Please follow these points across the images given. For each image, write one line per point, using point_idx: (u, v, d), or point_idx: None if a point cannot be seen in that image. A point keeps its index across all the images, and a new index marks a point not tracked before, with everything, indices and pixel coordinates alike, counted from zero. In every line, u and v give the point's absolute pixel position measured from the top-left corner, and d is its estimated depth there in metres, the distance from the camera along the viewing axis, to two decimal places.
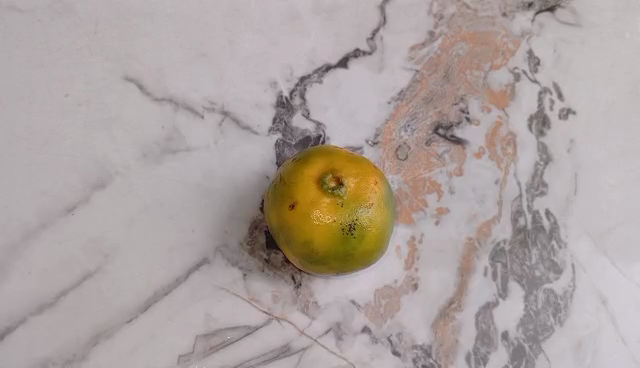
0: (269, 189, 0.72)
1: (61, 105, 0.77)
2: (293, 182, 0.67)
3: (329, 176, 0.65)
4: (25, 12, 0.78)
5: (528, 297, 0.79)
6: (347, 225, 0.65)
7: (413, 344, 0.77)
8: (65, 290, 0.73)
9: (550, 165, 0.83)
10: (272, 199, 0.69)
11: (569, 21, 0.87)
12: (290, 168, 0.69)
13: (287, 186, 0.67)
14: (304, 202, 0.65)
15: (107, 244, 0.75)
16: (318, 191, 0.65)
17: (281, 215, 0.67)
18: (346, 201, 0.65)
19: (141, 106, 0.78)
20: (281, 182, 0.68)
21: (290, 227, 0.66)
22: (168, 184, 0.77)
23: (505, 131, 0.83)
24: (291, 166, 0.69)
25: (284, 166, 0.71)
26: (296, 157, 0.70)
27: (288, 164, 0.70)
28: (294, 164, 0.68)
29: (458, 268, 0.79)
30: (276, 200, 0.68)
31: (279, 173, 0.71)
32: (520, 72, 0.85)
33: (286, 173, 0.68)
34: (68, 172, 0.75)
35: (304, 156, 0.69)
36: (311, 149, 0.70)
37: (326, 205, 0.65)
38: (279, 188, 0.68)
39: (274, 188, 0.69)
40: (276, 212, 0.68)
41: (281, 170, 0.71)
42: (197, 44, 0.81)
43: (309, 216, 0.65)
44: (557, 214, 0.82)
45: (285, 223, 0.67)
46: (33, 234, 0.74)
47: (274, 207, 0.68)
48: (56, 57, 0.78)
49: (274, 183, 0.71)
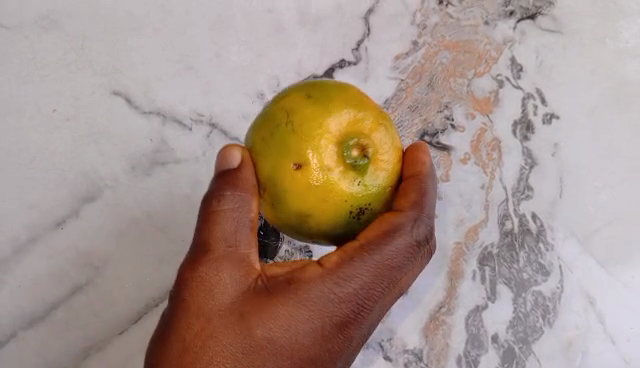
0: (261, 119, 0.59)
1: (49, 120, 0.78)
2: (307, 136, 0.55)
3: (354, 141, 0.55)
4: (11, 28, 0.79)
5: (516, 299, 0.80)
6: (356, 203, 0.57)
7: (404, 349, 0.78)
8: (55, 303, 0.74)
9: (535, 170, 0.83)
10: (265, 143, 0.57)
11: (550, 28, 0.87)
12: (301, 110, 0.57)
13: (294, 137, 0.56)
14: (315, 164, 0.55)
15: (97, 257, 0.76)
16: (336, 157, 0.55)
17: (277, 170, 0.56)
18: (363, 176, 0.56)
19: (130, 119, 0.79)
20: (283, 124, 0.56)
21: (285, 189, 0.56)
22: (159, 196, 0.78)
23: (489, 137, 0.84)
24: (304, 107, 0.57)
25: (285, 98, 0.59)
26: (307, 93, 0.58)
27: (295, 101, 0.58)
28: (307, 106, 0.57)
29: (447, 273, 0.80)
30: (270, 148, 0.57)
31: (277, 105, 0.59)
32: (504, 79, 0.86)
33: (294, 116, 0.56)
34: (57, 186, 0.77)
35: (322, 101, 0.57)
36: (327, 89, 0.59)
37: (341, 176, 0.55)
38: (283, 133, 0.56)
39: (268, 127, 0.57)
40: (269, 161, 0.56)
41: (281, 100, 0.59)
42: (184, 56, 0.81)
43: (316, 183, 0.55)
44: (543, 217, 0.82)
45: (278, 183, 0.56)
46: (23, 248, 0.75)
47: (267, 154, 0.57)
48: (42, 72, 0.79)
49: (267, 117, 0.58)
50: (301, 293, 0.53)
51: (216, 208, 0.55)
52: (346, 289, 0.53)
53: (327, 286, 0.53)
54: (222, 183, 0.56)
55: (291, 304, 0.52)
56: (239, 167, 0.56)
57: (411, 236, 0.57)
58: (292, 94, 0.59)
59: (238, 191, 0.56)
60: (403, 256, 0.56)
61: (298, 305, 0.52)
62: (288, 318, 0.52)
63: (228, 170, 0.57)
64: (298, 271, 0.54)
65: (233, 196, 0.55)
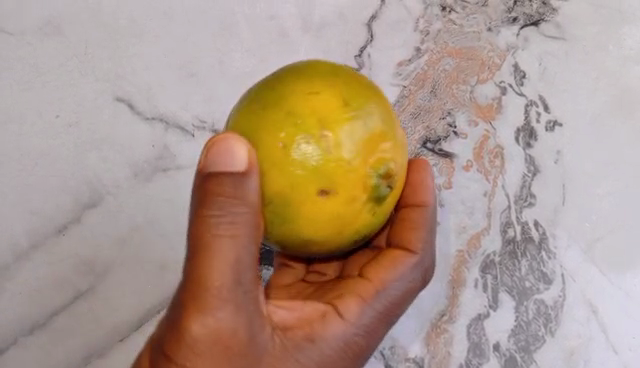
0: (281, 112, 0.57)
1: (52, 126, 0.78)
2: (344, 162, 0.56)
3: (384, 173, 0.57)
4: (15, 34, 0.80)
5: (518, 307, 0.80)
6: (365, 224, 0.59)
7: (406, 357, 0.79)
8: (56, 310, 0.75)
9: (538, 177, 0.83)
10: (288, 153, 0.56)
11: (554, 35, 0.86)
12: (340, 126, 0.57)
13: (331, 159, 0.56)
14: (342, 190, 0.57)
15: (98, 264, 0.76)
16: (363, 185, 0.57)
17: (300, 188, 0.56)
18: (379, 203, 0.59)
19: (131, 125, 0.79)
20: (317, 140, 0.56)
21: (304, 208, 0.57)
22: (160, 202, 0.78)
23: (492, 144, 0.84)
24: (345, 124, 0.57)
25: (318, 99, 0.58)
26: (342, 103, 0.58)
27: (331, 109, 0.58)
28: (345, 122, 0.57)
29: (449, 281, 0.81)
30: (295, 159, 0.56)
31: (308, 106, 0.57)
32: (507, 86, 0.85)
33: (332, 131, 0.57)
34: (59, 192, 0.77)
35: (359, 121, 0.58)
36: (364, 100, 0.59)
37: (363, 203, 0.58)
38: (317, 148, 0.56)
39: (296, 134, 0.56)
40: (289, 175, 0.56)
41: (311, 99, 0.58)
42: (186, 63, 0.81)
43: (339, 209, 0.57)
44: (546, 225, 0.82)
45: (293, 201, 0.56)
46: (25, 255, 0.76)
47: (288, 164, 0.56)
48: (45, 78, 0.79)
49: (295, 118, 0.57)
50: (324, 346, 0.60)
51: (224, 234, 0.52)
52: (362, 336, 0.63)
53: (348, 338, 0.62)
54: (226, 198, 0.52)
55: (316, 357, 0.59)
56: (245, 179, 0.52)
57: (414, 282, 0.69)
58: (325, 97, 0.58)
59: (246, 209, 0.52)
60: (406, 299, 0.68)
61: (321, 356, 0.60)
62: (322, 358, 0.60)
63: (233, 184, 0.52)
64: (319, 314, 0.62)
65: (242, 215, 0.52)
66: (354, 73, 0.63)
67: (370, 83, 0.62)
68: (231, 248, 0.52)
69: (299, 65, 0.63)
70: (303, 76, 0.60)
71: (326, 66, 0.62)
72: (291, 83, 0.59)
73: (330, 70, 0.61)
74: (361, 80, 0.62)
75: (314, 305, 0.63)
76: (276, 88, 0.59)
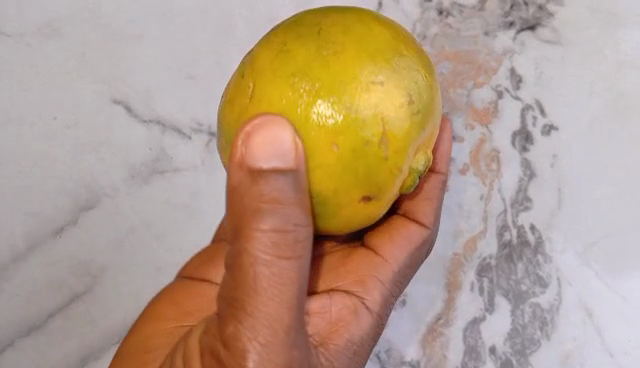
0: (338, 102, 0.52)
1: (50, 127, 0.78)
2: (395, 169, 0.55)
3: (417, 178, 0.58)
4: (14, 36, 0.80)
5: (514, 311, 0.81)
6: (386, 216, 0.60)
7: (402, 360, 0.81)
8: (54, 312, 0.76)
9: (534, 181, 0.83)
10: (345, 156, 0.52)
11: (549, 38, 0.86)
12: (398, 129, 0.54)
13: (385, 166, 0.54)
14: (381, 199, 0.56)
15: (96, 265, 0.77)
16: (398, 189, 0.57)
17: (346, 193, 0.54)
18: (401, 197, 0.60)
19: (129, 127, 0.79)
20: (377, 149, 0.53)
21: (343, 210, 0.55)
22: (158, 205, 0.78)
23: (488, 148, 0.84)
24: (405, 126, 0.54)
25: (378, 92, 0.53)
26: (406, 105, 0.54)
27: (392, 109, 0.54)
28: (407, 131, 0.54)
29: (445, 284, 0.82)
30: (351, 164, 0.53)
31: (368, 101, 0.53)
32: (503, 90, 0.85)
33: (390, 136, 0.53)
34: (56, 194, 0.77)
35: (418, 130, 0.55)
36: (422, 92, 0.56)
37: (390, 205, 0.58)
38: (372, 154, 0.53)
39: (356, 137, 0.52)
40: (339, 178, 0.53)
41: (370, 91, 0.53)
42: (184, 65, 0.81)
43: (371, 213, 0.57)
44: (542, 229, 0.82)
45: (336, 203, 0.54)
46: (22, 257, 0.77)
47: (338, 168, 0.53)
48: (43, 80, 0.79)
49: (352, 114, 0.52)
50: (358, 346, 0.62)
51: (283, 246, 0.48)
52: (383, 321, 0.67)
53: (376, 331, 0.65)
54: (282, 205, 0.48)
55: (354, 355, 0.62)
56: (299, 177, 0.49)
57: (420, 257, 0.72)
58: (386, 91, 0.53)
59: (304, 224, 0.49)
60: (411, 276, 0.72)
61: (357, 354, 0.62)
62: (359, 356, 0.62)
63: (288, 187, 0.48)
64: (350, 308, 0.64)
65: (300, 229, 0.49)
66: (408, 42, 0.58)
67: (423, 57, 0.58)
68: (289, 260, 0.49)
69: (349, 24, 0.56)
70: (365, 52, 0.54)
71: (383, 34, 0.56)
72: (347, 60, 0.53)
73: (391, 47, 0.55)
74: (418, 58, 0.57)
75: (341, 298, 0.64)
76: (335, 65, 0.53)
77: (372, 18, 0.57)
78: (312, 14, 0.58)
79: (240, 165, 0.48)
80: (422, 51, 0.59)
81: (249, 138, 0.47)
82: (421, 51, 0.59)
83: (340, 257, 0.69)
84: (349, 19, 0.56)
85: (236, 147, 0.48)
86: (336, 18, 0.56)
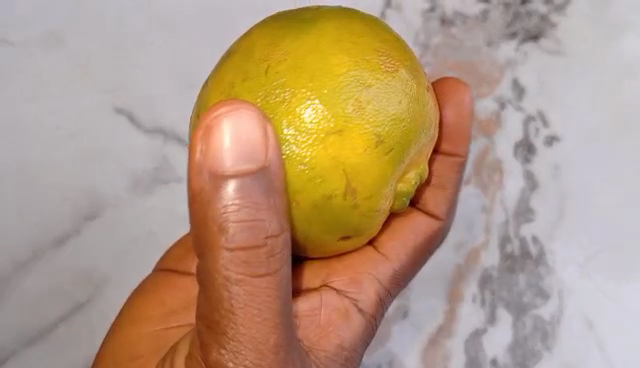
0: (299, 150, 0.54)
1: (53, 136, 0.79)
2: (368, 211, 0.56)
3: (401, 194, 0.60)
4: (17, 45, 0.80)
5: (516, 323, 0.81)
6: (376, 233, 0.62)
7: None
8: (56, 322, 0.76)
9: (537, 192, 0.83)
10: (312, 201, 0.54)
11: (552, 49, 0.86)
12: (363, 176, 0.55)
13: (355, 212, 0.56)
14: (362, 232, 0.58)
15: (97, 274, 0.77)
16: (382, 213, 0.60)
17: (323, 235, 0.57)
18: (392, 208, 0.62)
19: (132, 137, 0.79)
20: (344, 195, 0.54)
21: (326, 243, 0.58)
22: (161, 214, 0.79)
23: (491, 158, 0.84)
24: (372, 170, 0.55)
25: (337, 140, 0.54)
26: (368, 146, 0.54)
27: (354, 152, 0.54)
28: (373, 173, 0.55)
29: (447, 296, 0.82)
30: (319, 208, 0.55)
31: (329, 147, 0.54)
32: (506, 100, 0.85)
33: (357, 184, 0.55)
34: (60, 203, 0.78)
35: (387, 168, 0.56)
36: (390, 124, 0.55)
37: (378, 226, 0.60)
38: (338, 204, 0.55)
39: (320, 184, 0.54)
40: (312, 220, 0.55)
41: (328, 140, 0.54)
42: (187, 74, 0.81)
43: (358, 240, 0.60)
44: (544, 240, 0.82)
45: (316, 234, 0.57)
46: (25, 267, 0.77)
47: (310, 215, 0.55)
48: (47, 89, 0.79)
49: (313, 163, 0.54)
50: (349, 351, 0.65)
51: (253, 258, 0.49)
52: (376, 322, 0.70)
53: (367, 334, 0.68)
54: (249, 216, 0.48)
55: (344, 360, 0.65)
56: (271, 180, 0.49)
57: (418, 259, 0.75)
58: (346, 138, 0.54)
59: (276, 236, 0.49)
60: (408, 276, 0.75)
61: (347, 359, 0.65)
62: (350, 360, 0.65)
63: (255, 187, 0.48)
64: (342, 311, 0.67)
65: (272, 240, 0.49)
66: (374, 60, 0.56)
67: (391, 73, 0.56)
68: (264, 271, 0.49)
69: (303, 54, 0.55)
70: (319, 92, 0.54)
71: (340, 64, 0.55)
72: (304, 106, 0.54)
73: (350, 78, 0.54)
74: (384, 82, 0.56)
75: (332, 300, 0.67)
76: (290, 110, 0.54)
77: (330, 39, 0.56)
78: (268, 34, 0.57)
79: (202, 175, 0.48)
80: (394, 64, 0.57)
81: (208, 137, 0.47)
82: (391, 64, 0.57)
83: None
84: (304, 47, 0.55)
85: (195, 154, 0.48)
86: (290, 47, 0.56)
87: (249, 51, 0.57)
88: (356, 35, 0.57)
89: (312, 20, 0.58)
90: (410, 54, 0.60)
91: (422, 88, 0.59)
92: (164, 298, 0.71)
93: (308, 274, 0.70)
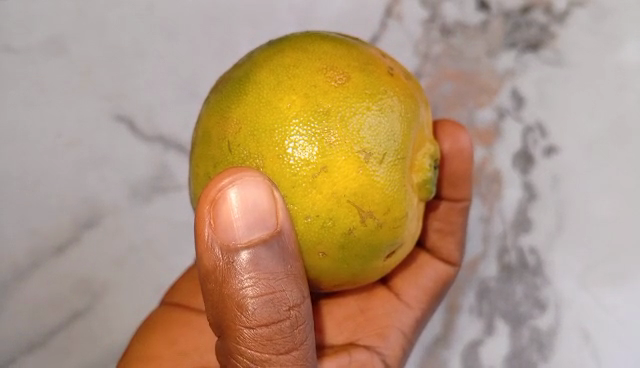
0: (296, 202, 0.54)
1: (53, 145, 0.79)
2: (391, 224, 0.57)
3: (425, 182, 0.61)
4: (19, 51, 0.80)
5: (512, 334, 0.82)
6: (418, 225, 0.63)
7: None
8: (54, 330, 0.79)
9: (534, 203, 0.83)
10: (331, 243, 0.55)
11: (551, 59, 0.84)
12: (371, 197, 0.55)
13: (381, 231, 0.56)
14: (403, 237, 0.59)
15: (98, 282, 0.79)
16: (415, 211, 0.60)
17: (362, 265, 0.58)
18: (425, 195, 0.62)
19: (133, 146, 0.80)
20: (355, 222, 0.55)
21: (375, 266, 0.59)
22: (160, 223, 0.80)
23: (490, 169, 0.84)
24: (375, 190, 0.55)
25: (327, 174, 0.54)
26: (361, 165, 0.54)
27: (350, 178, 0.54)
28: (376, 191, 0.55)
29: (445, 307, 0.83)
30: (341, 242, 0.55)
31: (323, 183, 0.54)
32: (504, 110, 0.84)
33: (369, 206, 0.55)
34: (61, 211, 0.79)
35: (391, 183, 0.56)
36: (374, 135, 0.55)
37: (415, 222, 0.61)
38: (362, 232, 0.55)
39: (327, 223, 0.54)
40: (342, 257, 0.56)
41: (319, 178, 0.54)
42: (189, 80, 0.82)
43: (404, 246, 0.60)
44: (542, 251, 0.83)
45: (350, 266, 0.58)
46: (25, 274, 0.79)
47: (338, 254, 0.56)
48: (48, 97, 0.80)
49: (314, 205, 0.54)
50: None
51: (276, 331, 0.52)
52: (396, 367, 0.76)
53: None
54: (267, 289, 0.51)
55: None
56: (286, 245, 0.51)
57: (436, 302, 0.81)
58: (338, 169, 0.54)
59: (296, 308, 0.52)
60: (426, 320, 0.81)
61: None
62: None
63: (269, 256, 0.51)
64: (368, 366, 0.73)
65: (291, 314, 0.52)
66: (323, 82, 0.56)
67: (344, 85, 0.56)
68: (288, 343, 0.53)
69: (254, 113, 0.55)
70: (287, 137, 0.54)
71: (292, 106, 0.55)
72: (278, 157, 0.54)
73: (312, 111, 0.55)
74: (345, 97, 0.55)
75: (360, 356, 0.72)
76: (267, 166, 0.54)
77: (269, 86, 0.56)
78: (213, 115, 0.58)
79: (212, 252, 0.51)
80: (342, 73, 0.56)
81: (215, 209, 0.49)
82: (341, 75, 0.56)
83: (359, 299, 0.77)
84: (250, 108, 0.56)
85: (203, 233, 0.50)
86: (238, 114, 0.56)
87: (207, 138, 0.58)
88: (292, 68, 0.56)
89: (245, 76, 0.57)
90: (355, 51, 0.59)
91: (383, 76, 0.58)
92: (176, 337, 0.73)
93: (331, 329, 0.75)
